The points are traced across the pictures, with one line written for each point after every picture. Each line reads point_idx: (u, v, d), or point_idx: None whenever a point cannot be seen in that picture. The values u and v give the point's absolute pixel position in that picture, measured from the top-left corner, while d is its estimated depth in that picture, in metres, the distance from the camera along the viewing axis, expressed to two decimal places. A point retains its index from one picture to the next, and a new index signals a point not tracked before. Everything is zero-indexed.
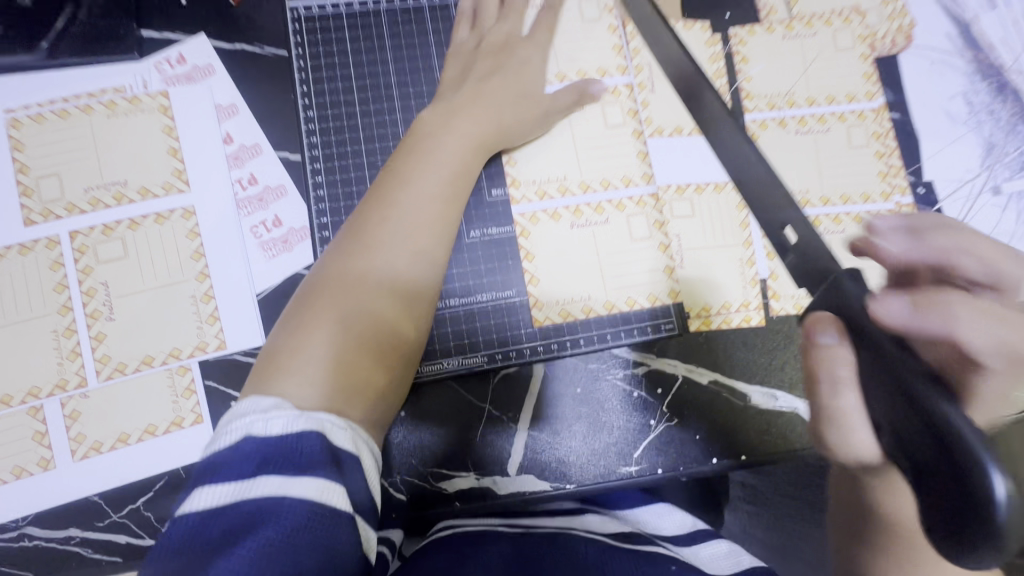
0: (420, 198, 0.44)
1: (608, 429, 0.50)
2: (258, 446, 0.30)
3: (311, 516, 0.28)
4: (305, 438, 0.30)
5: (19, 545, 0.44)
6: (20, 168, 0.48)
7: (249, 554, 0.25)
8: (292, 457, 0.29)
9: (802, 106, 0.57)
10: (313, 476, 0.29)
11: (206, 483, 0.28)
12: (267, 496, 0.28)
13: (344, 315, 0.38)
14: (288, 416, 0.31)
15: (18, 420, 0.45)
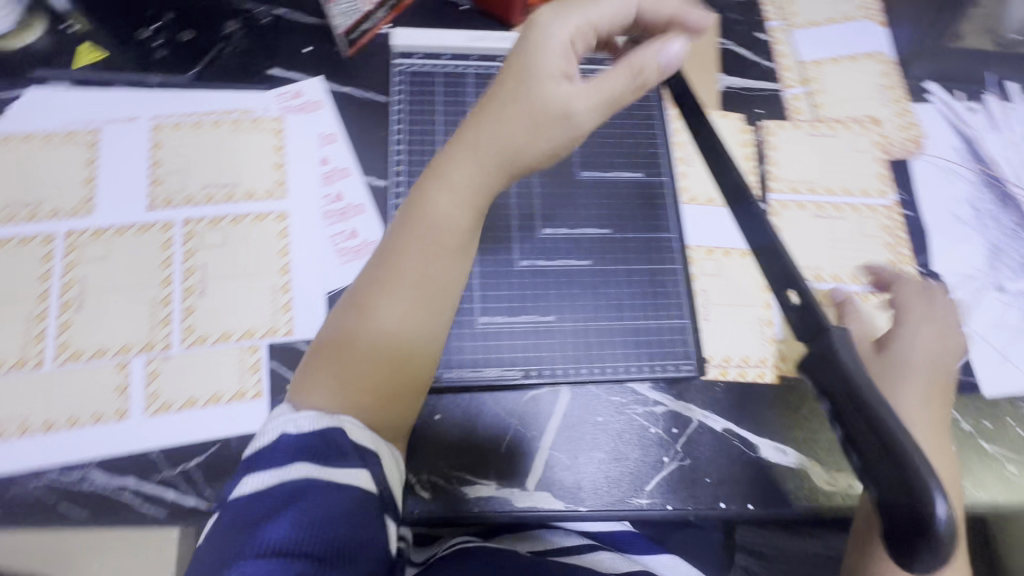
0: (412, 228, 0.43)
1: (624, 460, 0.53)
2: (293, 443, 0.38)
3: (342, 500, 0.37)
4: (334, 438, 0.39)
5: (81, 486, 0.48)
6: (154, 163, 0.57)
7: (293, 521, 0.34)
8: (323, 452, 0.38)
9: (822, 193, 0.64)
10: (337, 466, 0.38)
11: (256, 471, 0.38)
12: (309, 481, 0.36)
13: (356, 357, 0.42)
14: (309, 418, 0.39)
15: (107, 372, 0.50)
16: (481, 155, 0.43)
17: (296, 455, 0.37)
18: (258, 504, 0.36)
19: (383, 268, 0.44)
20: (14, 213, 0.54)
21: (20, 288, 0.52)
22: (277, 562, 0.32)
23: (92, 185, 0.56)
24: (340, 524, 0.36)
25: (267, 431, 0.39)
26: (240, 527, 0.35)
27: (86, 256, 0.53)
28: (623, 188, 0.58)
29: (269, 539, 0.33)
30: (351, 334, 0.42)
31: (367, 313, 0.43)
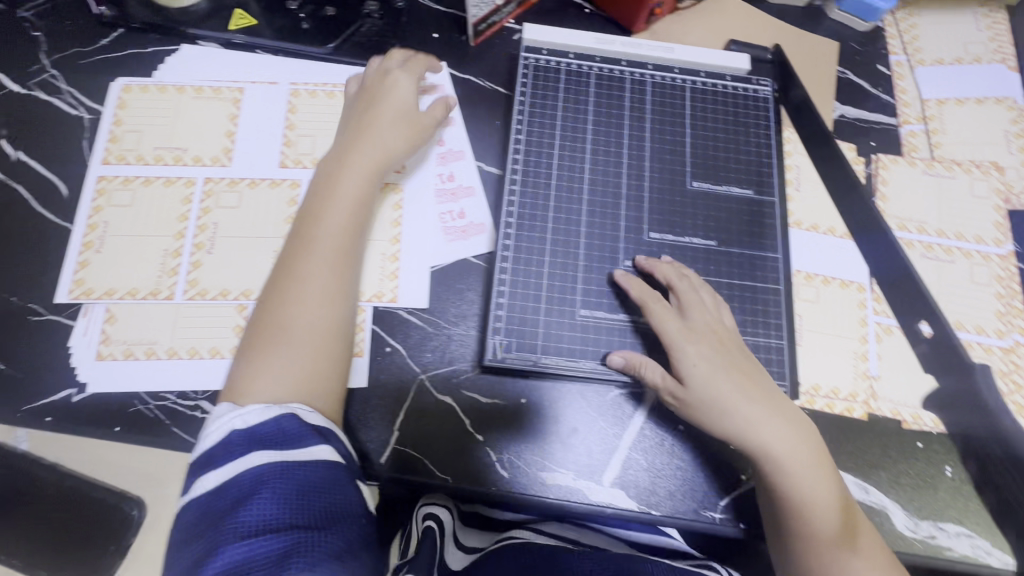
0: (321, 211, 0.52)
1: (699, 473, 0.54)
2: (239, 435, 0.42)
3: (303, 471, 0.41)
4: (276, 425, 0.43)
5: (192, 414, 0.52)
6: (289, 125, 0.61)
7: (270, 501, 0.39)
8: (264, 440, 0.42)
9: (932, 234, 0.63)
10: (295, 447, 0.42)
11: (202, 474, 0.41)
12: (257, 468, 0.40)
13: (279, 334, 0.48)
14: (255, 412, 0.44)
15: (228, 312, 0.54)
16: (364, 156, 0.55)
17: (239, 447, 0.42)
18: (222, 495, 0.40)
19: (302, 247, 0.51)
20: (162, 155, 0.59)
21: (160, 224, 0.56)
22: (265, 539, 0.37)
23: (232, 139, 0.60)
24: (316, 499, 0.41)
25: (208, 429, 0.43)
26: (208, 516, 0.39)
27: (221, 204, 0.57)
28: (732, 202, 0.58)
29: (248, 520, 0.38)
30: (276, 309, 0.49)
31: (290, 280, 0.49)
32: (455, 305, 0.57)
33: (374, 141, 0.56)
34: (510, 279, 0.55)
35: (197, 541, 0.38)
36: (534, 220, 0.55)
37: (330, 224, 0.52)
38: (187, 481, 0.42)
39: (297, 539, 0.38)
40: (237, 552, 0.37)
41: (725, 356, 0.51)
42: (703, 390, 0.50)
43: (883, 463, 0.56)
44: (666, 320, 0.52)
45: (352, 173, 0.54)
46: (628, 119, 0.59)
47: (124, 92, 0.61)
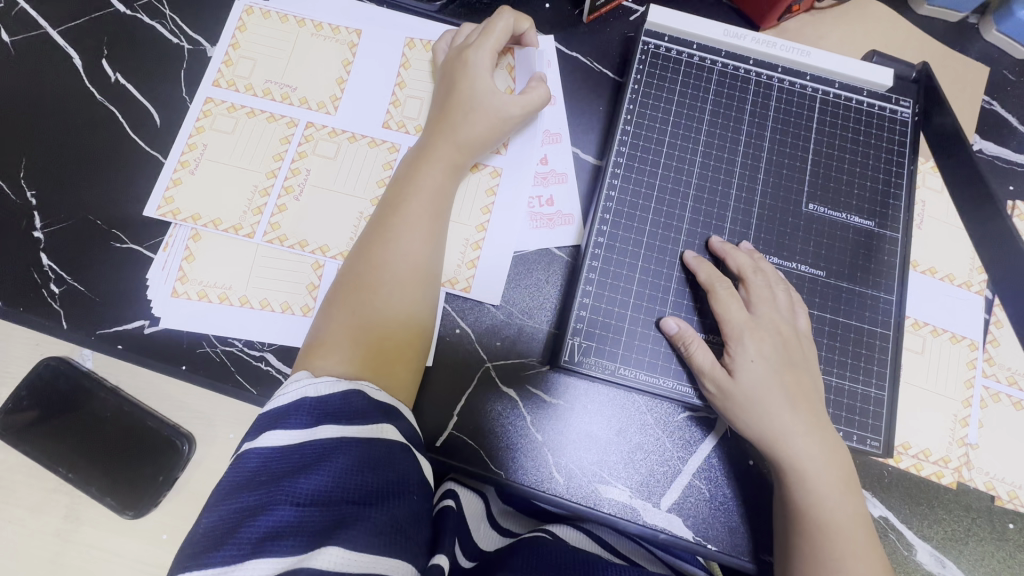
0: (409, 194, 0.50)
1: (763, 511, 0.50)
2: (311, 405, 0.39)
3: (370, 449, 0.38)
4: (348, 400, 0.40)
5: (257, 364, 0.51)
6: (398, 82, 0.58)
7: (330, 473, 0.36)
8: (335, 412, 0.39)
9: None
10: (363, 424, 0.39)
11: (266, 431, 0.38)
12: (325, 439, 0.37)
13: (364, 309, 0.46)
14: (328, 382, 0.40)
15: (303, 267, 0.53)
16: (447, 146, 0.52)
17: (309, 415, 0.38)
18: (282, 458, 0.37)
19: (383, 234, 0.49)
20: (272, 89, 0.57)
21: (256, 160, 0.55)
22: (319, 510, 0.34)
23: (342, 87, 0.58)
24: (379, 479, 0.37)
25: (279, 393, 0.40)
26: (265, 474, 0.36)
27: (317, 151, 0.56)
28: (847, 234, 0.53)
29: (306, 487, 0.35)
30: (355, 292, 0.47)
31: (368, 266, 0.48)
32: (530, 298, 0.54)
33: (464, 128, 0.52)
34: (601, 283, 0.52)
35: (249, 494, 0.35)
36: (634, 224, 0.53)
37: (410, 213, 0.49)
38: (250, 433, 0.39)
39: (351, 518, 0.34)
40: (290, 519, 0.33)
41: (788, 359, 0.48)
42: (753, 385, 0.47)
43: (967, 540, 0.51)
44: (731, 310, 0.49)
45: (434, 163, 0.51)
46: (746, 126, 0.55)
47: (246, 14, 0.59)
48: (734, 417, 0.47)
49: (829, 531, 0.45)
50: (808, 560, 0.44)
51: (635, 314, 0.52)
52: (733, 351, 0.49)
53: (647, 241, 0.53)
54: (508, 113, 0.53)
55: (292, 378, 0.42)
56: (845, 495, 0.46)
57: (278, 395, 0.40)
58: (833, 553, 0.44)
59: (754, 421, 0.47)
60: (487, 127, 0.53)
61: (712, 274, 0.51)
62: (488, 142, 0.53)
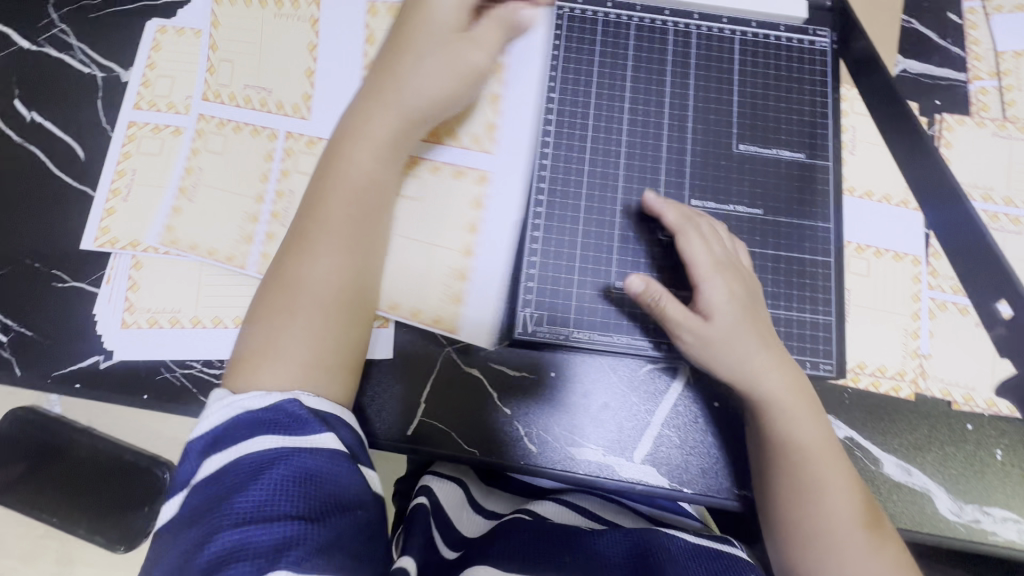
0: (320, 202, 0.47)
1: (736, 449, 0.52)
2: (236, 423, 0.39)
3: (307, 456, 0.38)
4: (280, 409, 0.40)
5: (219, 382, 0.51)
6: None
7: (268, 489, 0.36)
8: (263, 423, 0.39)
9: (997, 204, 0.58)
10: (298, 433, 0.39)
11: (202, 459, 0.38)
12: (258, 453, 0.37)
13: (294, 308, 0.45)
14: (256, 397, 0.40)
15: (249, 280, 0.53)
16: (380, 119, 0.49)
17: (239, 434, 0.38)
18: (220, 482, 0.37)
19: (302, 243, 0.47)
20: (193, 105, 0.56)
21: (186, 179, 0.55)
22: (262, 528, 0.34)
23: (265, 94, 0.57)
24: (318, 483, 0.37)
25: (203, 419, 0.40)
26: (203, 504, 0.36)
27: (248, 162, 0.55)
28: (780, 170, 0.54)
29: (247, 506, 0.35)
30: (281, 286, 0.46)
31: (298, 259, 0.46)
32: (466, 274, 0.53)
33: (392, 98, 0.49)
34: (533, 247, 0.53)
35: (193, 528, 0.35)
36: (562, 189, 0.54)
37: (331, 213, 0.47)
38: (187, 465, 0.39)
39: (297, 532, 0.34)
40: (235, 543, 0.33)
41: (747, 294, 0.49)
42: (724, 326, 0.48)
43: (931, 445, 0.53)
44: (699, 253, 0.48)
45: (365, 137, 0.48)
46: (669, 77, 0.56)
47: (159, 32, 0.58)
48: (712, 359, 0.48)
49: (796, 458, 0.47)
50: (785, 487, 0.47)
51: (563, 274, 0.52)
52: (705, 293, 0.48)
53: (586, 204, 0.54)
54: (445, 82, 0.50)
55: (211, 401, 0.41)
56: (812, 421, 0.48)
57: (204, 421, 0.40)
58: (806, 481, 0.46)
59: (732, 361, 0.47)
60: (426, 100, 0.50)
61: (674, 219, 0.50)
62: (426, 114, 0.50)
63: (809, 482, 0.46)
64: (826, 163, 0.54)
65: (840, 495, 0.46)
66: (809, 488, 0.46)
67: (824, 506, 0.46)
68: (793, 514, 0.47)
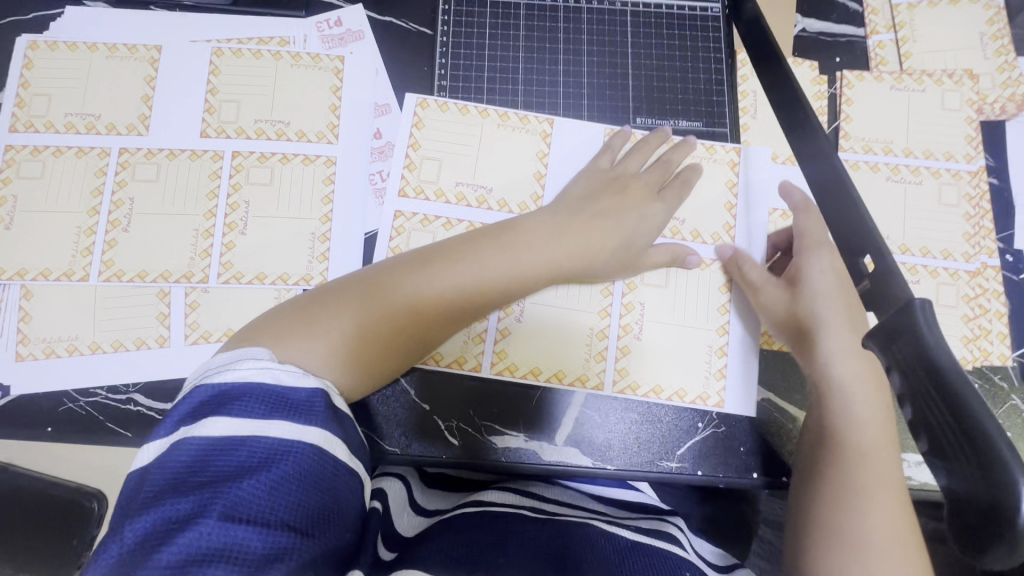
0: (484, 253, 0.47)
1: (656, 420, 0.53)
2: (268, 391, 0.37)
3: (316, 459, 0.36)
4: (311, 396, 0.38)
5: (125, 407, 0.50)
6: (210, 89, 0.55)
7: (272, 484, 0.33)
8: (296, 408, 0.37)
9: (897, 155, 0.58)
10: (322, 428, 0.37)
11: (214, 416, 0.35)
12: (275, 438, 0.35)
13: (373, 308, 0.44)
14: (295, 372, 0.38)
15: (148, 299, 0.51)
16: (471, 272, 0.47)
17: (263, 404, 0.36)
18: (223, 453, 0.34)
19: (423, 269, 0.46)
20: (74, 123, 0.54)
21: (73, 201, 0.52)
22: (255, 530, 0.32)
23: (150, 105, 0.55)
24: (318, 490, 0.36)
25: (232, 370, 0.37)
26: (195, 478, 0.33)
27: (136, 177, 0.53)
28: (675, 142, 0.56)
29: (243, 497, 0.32)
30: (314, 305, 0.44)
31: (413, 299, 0.45)
32: (691, 352, 0.54)
33: (618, 198, 0.53)
34: (609, 294, 0.54)
35: (181, 501, 0.32)
36: (643, 209, 0.53)
37: (485, 257, 0.47)
38: (188, 417, 0.35)
39: (291, 545, 0.33)
40: (224, 535, 0.31)
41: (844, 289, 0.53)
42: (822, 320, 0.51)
43: None
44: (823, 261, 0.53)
45: (431, 277, 0.46)
46: (560, 54, 0.59)
47: (30, 49, 0.55)
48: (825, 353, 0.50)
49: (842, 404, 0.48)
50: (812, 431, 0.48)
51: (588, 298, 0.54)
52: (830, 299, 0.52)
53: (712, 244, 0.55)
54: (636, 195, 0.53)
55: (246, 354, 0.39)
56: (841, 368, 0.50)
57: (224, 372, 0.37)
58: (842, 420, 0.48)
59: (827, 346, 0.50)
60: (637, 219, 0.53)
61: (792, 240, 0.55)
62: (511, 278, 0.48)
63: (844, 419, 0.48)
64: (724, 130, 0.57)
65: (841, 452, 0.47)
66: (845, 426, 0.48)
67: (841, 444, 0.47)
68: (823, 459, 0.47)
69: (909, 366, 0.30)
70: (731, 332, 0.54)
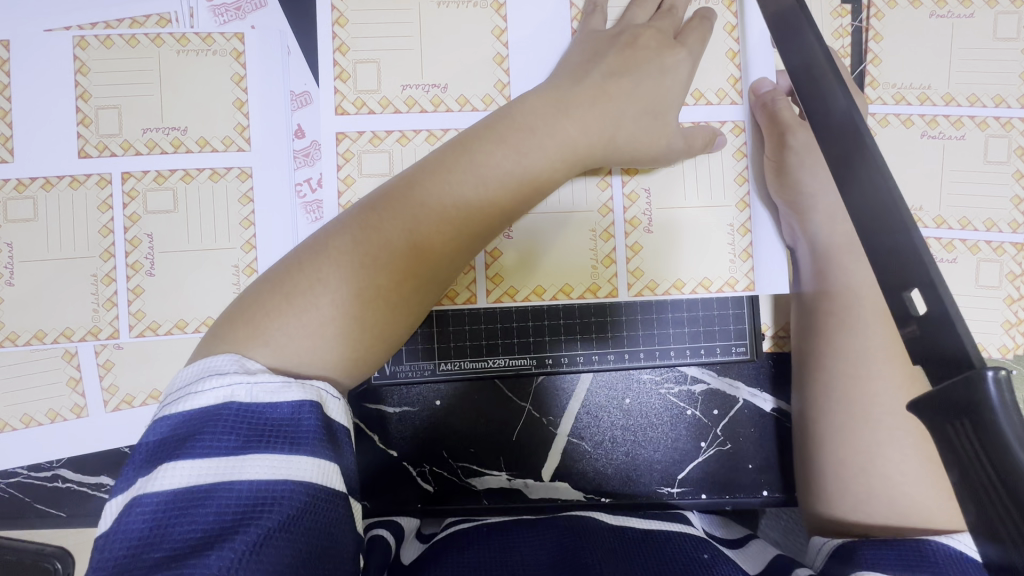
0: (470, 168, 0.39)
1: (653, 443, 0.48)
2: (240, 415, 0.28)
3: (309, 502, 0.27)
4: (297, 410, 0.29)
5: (52, 486, 0.44)
6: (81, 94, 0.44)
7: (253, 550, 0.25)
8: (279, 431, 0.28)
9: (936, 104, 0.48)
10: (312, 456, 0.28)
11: (174, 461, 0.26)
12: (252, 483, 0.26)
13: (338, 271, 0.35)
14: (270, 385, 0.29)
15: (53, 363, 0.44)
16: (463, 186, 0.38)
17: (233, 436, 0.27)
18: (187, 514, 0.25)
19: (397, 201, 0.37)
20: None
21: None
22: None
23: (9, 122, 0.44)
24: (321, 536, 0.27)
25: (197, 392, 0.28)
26: (157, 545, 0.25)
27: (10, 217, 0.44)
28: (675, 100, 0.44)
29: (216, 570, 0.24)
30: (273, 296, 0.34)
31: (403, 235, 0.36)
32: (712, 239, 0.46)
33: (608, 143, 0.42)
34: (607, 185, 0.46)
35: None
36: (663, 60, 0.44)
37: (468, 168, 0.39)
38: (145, 462, 0.27)
39: None
40: None
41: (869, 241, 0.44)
42: (849, 284, 0.43)
43: None
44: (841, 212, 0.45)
45: (397, 221, 0.37)
46: None
47: None
48: (854, 314, 0.42)
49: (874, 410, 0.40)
50: (839, 449, 0.41)
51: (588, 290, 0.45)
52: (852, 250, 0.44)
53: (719, 105, 0.46)
54: (642, 132, 0.43)
55: (211, 367, 0.30)
56: (884, 365, 0.41)
57: (184, 396, 0.28)
58: (878, 432, 0.40)
59: (859, 304, 0.42)
60: (635, 142, 0.43)
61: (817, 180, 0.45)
62: (494, 202, 0.39)
63: (886, 428, 0.39)
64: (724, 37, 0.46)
65: (867, 425, 0.40)
66: (881, 436, 0.39)
67: (871, 461, 0.39)
68: (848, 473, 0.40)
69: (972, 469, 0.23)
70: (756, 230, 0.46)
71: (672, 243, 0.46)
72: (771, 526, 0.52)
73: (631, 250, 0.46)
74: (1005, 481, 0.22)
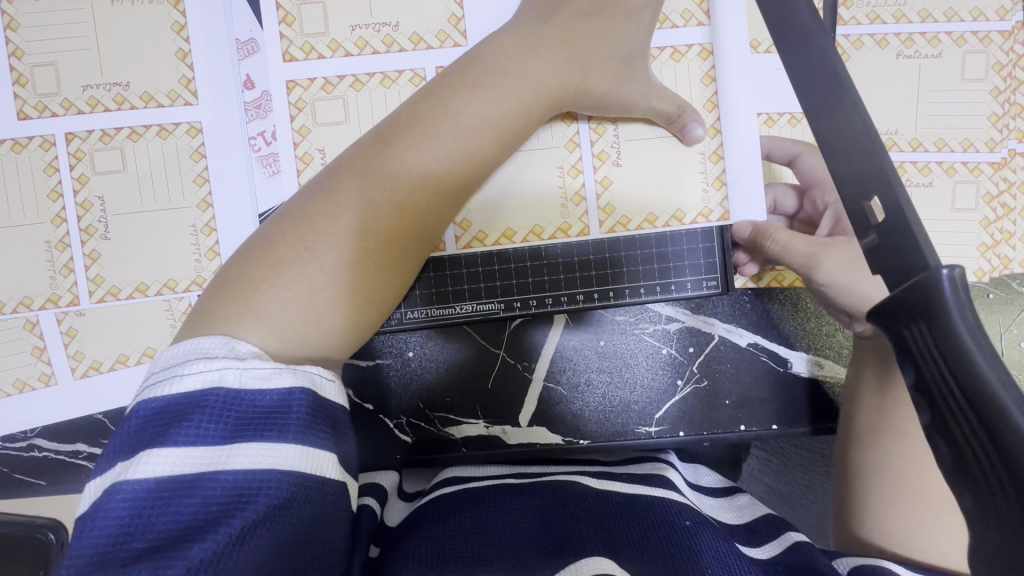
0: (447, 123, 0.38)
1: (631, 383, 0.47)
2: (227, 402, 0.26)
3: (298, 494, 0.26)
4: (288, 398, 0.27)
5: (30, 455, 0.44)
6: (13, 51, 0.42)
7: (237, 544, 0.24)
8: (267, 420, 0.26)
9: (912, 21, 0.46)
10: (302, 447, 0.27)
11: (157, 448, 0.25)
12: (237, 474, 0.25)
13: (322, 233, 0.34)
14: (259, 372, 0.27)
15: (16, 333, 0.43)
16: (447, 142, 0.38)
17: (219, 424, 0.26)
18: (170, 505, 0.24)
19: (377, 158, 0.37)
20: None
21: None
22: None
23: None
24: (310, 529, 0.26)
25: (182, 377, 0.27)
26: (138, 535, 0.24)
27: None
28: (642, 26, 0.42)
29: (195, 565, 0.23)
30: (257, 268, 0.33)
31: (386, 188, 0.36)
32: (680, 172, 0.44)
33: (568, 78, 0.40)
34: (570, 119, 0.44)
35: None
36: None
37: (440, 118, 0.38)
38: (127, 448, 0.26)
39: None
40: None
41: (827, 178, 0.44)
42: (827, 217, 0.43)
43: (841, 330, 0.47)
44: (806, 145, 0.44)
45: (377, 179, 0.36)
46: None
47: None
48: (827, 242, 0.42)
49: None
50: None
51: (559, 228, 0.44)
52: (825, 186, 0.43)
53: (684, 29, 0.44)
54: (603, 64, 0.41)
55: (197, 350, 0.28)
56: None
57: (167, 379, 0.27)
58: None
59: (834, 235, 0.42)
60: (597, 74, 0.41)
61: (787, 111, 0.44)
62: (455, 144, 0.38)
63: None
64: None
65: None
66: None
67: None
68: None
69: (927, 367, 0.23)
70: (728, 155, 0.44)
71: (637, 177, 0.44)
72: (757, 469, 0.52)
73: (598, 185, 0.44)
74: (957, 378, 0.22)
